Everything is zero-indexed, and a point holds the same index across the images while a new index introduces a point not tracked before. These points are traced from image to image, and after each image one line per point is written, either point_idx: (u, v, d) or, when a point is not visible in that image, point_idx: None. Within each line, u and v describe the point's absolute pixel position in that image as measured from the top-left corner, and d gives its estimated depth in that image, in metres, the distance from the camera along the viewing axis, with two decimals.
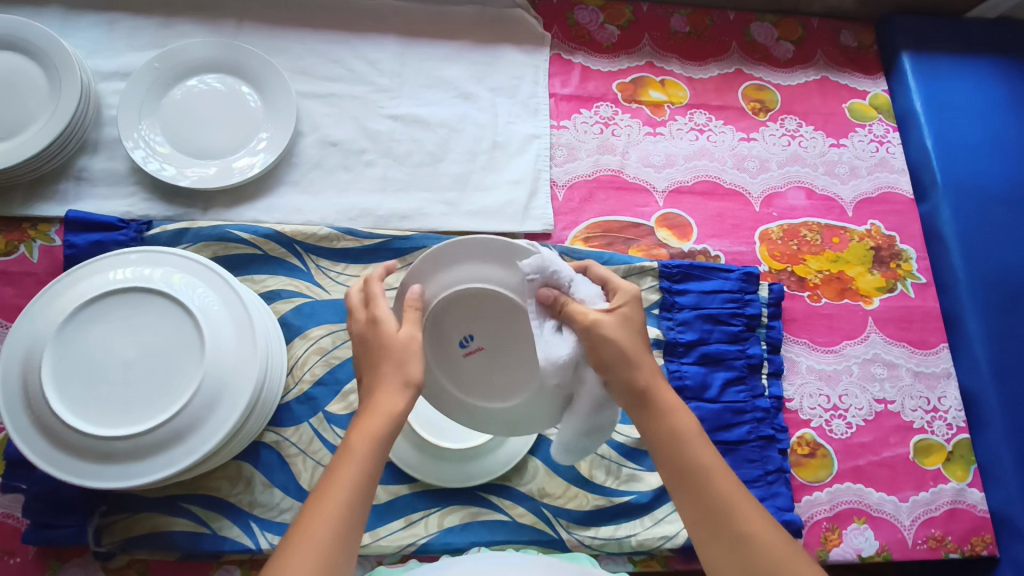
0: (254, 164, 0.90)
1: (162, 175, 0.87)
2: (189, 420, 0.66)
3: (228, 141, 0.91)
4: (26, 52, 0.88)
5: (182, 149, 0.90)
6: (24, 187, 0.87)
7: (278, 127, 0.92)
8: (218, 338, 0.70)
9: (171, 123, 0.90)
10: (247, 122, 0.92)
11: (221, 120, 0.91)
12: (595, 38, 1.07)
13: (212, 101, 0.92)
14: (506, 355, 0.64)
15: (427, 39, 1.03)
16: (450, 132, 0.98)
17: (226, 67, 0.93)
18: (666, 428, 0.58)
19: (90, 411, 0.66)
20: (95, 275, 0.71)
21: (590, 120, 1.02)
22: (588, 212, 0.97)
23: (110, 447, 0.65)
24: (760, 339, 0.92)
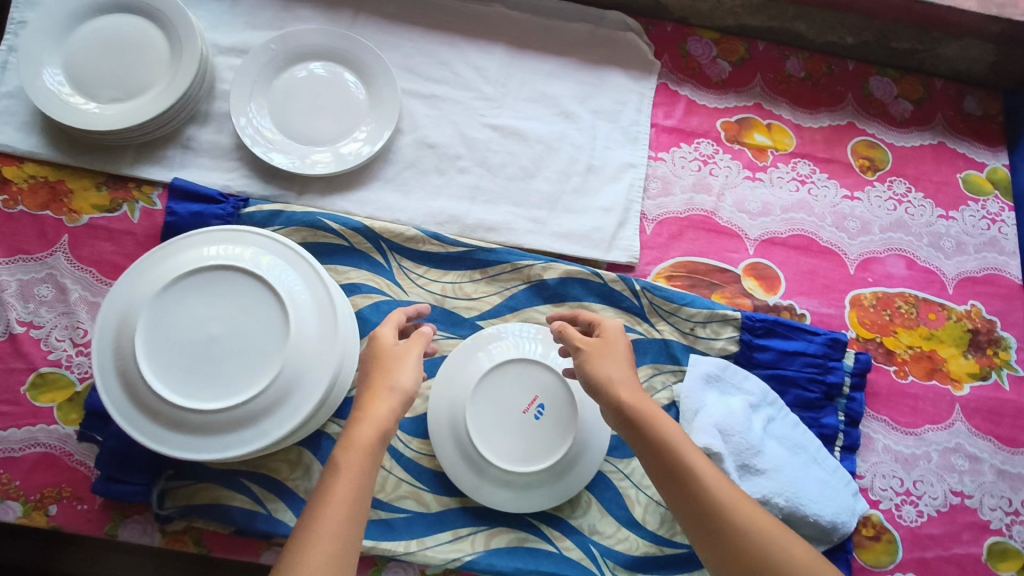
0: (349, 156, 0.91)
1: (266, 156, 0.89)
2: (253, 411, 0.67)
3: (331, 131, 0.92)
4: (152, 18, 0.90)
5: (287, 134, 0.91)
6: (135, 148, 0.90)
7: (380, 120, 0.93)
8: (301, 333, 0.70)
9: (280, 107, 0.92)
10: (351, 113, 0.93)
11: (326, 109, 0.93)
12: (705, 72, 1.04)
13: (321, 90, 0.93)
14: (512, 404, 0.79)
15: (536, 53, 1.02)
16: (547, 150, 0.97)
17: (336, 56, 0.95)
18: (673, 455, 0.64)
19: (172, 377, 0.67)
20: (203, 244, 0.73)
21: (689, 156, 0.99)
22: (675, 250, 0.94)
23: (180, 415, 0.66)
24: (838, 410, 0.87)
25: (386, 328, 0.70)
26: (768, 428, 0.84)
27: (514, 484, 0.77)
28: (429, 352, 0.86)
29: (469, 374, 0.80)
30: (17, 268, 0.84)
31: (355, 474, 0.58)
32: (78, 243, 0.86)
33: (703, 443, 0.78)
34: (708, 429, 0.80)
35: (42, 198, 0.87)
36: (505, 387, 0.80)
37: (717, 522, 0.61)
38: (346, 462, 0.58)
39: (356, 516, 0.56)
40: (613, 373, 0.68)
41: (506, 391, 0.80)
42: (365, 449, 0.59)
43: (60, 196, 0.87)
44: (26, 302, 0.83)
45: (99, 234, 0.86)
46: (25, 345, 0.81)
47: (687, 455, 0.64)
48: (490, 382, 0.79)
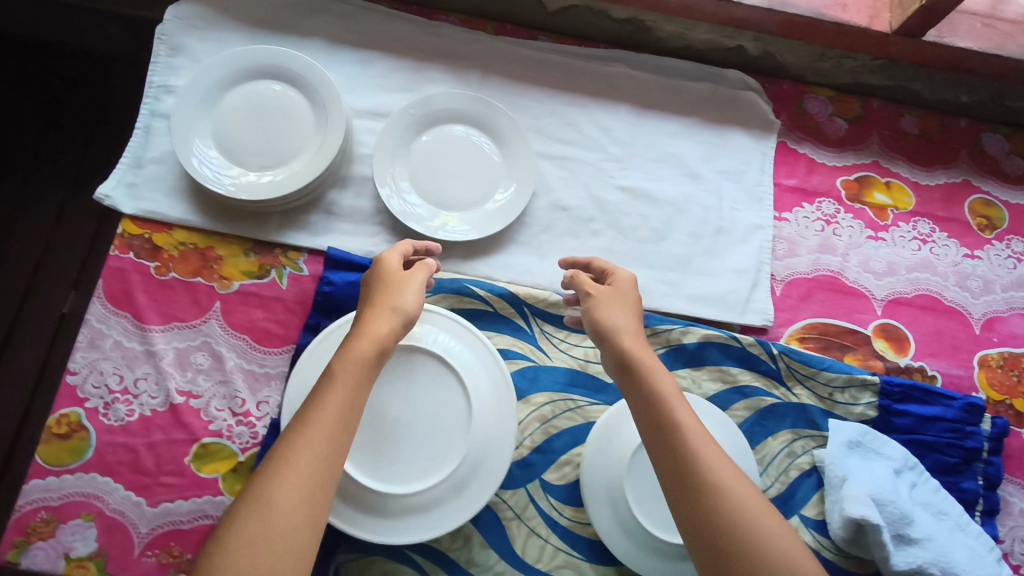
0: (491, 221, 0.91)
1: (412, 223, 0.89)
2: (426, 502, 0.68)
3: (470, 194, 0.93)
4: (299, 87, 0.93)
5: (427, 198, 0.92)
6: (279, 214, 0.91)
7: (517, 182, 0.94)
8: (480, 420, 0.72)
9: (419, 172, 0.93)
10: (488, 175, 0.94)
11: (464, 172, 0.94)
12: (823, 130, 1.06)
13: (458, 153, 0.94)
14: None
15: (659, 113, 1.03)
16: (676, 211, 0.98)
17: (469, 119, 0.96)
18: (660, 396, 0.64)
19: (354, 450, 0.69)
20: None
21: (812, 215, 1.01)
22: (806, 311, 0.96)
23: (371, 497, 0.67)
24: (977, 474, 0.89)
25: (393, 252, 0.73)
26: (912, 492, 0.85)
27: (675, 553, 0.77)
28: (576, 419, 0.87)
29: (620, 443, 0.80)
30: (173, 336, 0.85)
31: (341, 409, 0.56)
32: (231, 310, 0.87)
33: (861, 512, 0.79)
34: (859, 498, 0.81)
35: (193, 265, 0.88)
36: None
37: (686, 467, 0.59)
38: (333, 389, 0.57)
39: (337, 433, 0.55)
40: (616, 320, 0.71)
41: None
42: (355, 372, 0.59)
43: (210, 263, 0.89)
44: (184, 371, 0.84)
45: (249, 301, 0.87)
46: (187, 415, 0.82)
47: (675, 400, 0.63)
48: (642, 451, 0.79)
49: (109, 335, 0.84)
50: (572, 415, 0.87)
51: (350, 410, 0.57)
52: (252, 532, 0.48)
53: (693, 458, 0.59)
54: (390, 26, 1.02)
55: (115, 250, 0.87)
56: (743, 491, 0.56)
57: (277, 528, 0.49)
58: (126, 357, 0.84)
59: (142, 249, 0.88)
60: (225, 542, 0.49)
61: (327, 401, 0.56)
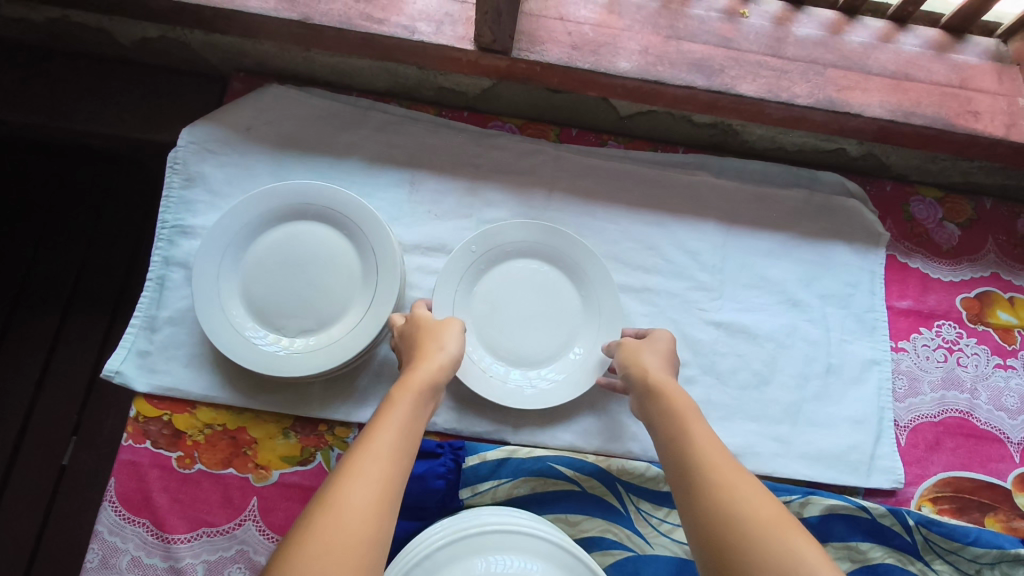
0: (572, 382, 0.77)
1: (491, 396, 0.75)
2: None
3: (548, 345, 0.79)
4: (342, 229, 0.79)
5: (500, 357, 0.78)
6: (321, 383, 0.76)
7: (599, 324, 0.80)
8: None
9: (485, 326, 0.79)
10: (565, 319, 0.80)
11: (537, 319, 0.80)
12: (933, 238, 0.93)
13: (527, 297, 0.81)
14: None
15: (750, 228, 0.90)
16: (779, 348, 0.85)
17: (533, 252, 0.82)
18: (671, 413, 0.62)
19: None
20: (482, 553, 0.61)
21: (931, 343, 0.88)
22: (936, 463, 0.82)
23: None
24: None
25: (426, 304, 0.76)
26: None
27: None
28: None
29: None
30: (201, 547, 0.70)
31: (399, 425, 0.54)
32: (270, 508, 0.72)
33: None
34: None
35: (223, 453, 0.74)
36: None
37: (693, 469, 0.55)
38: (390, 411, 0.56)
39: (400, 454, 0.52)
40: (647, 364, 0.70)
41: None
42: (411, 402, 0.58)
43: (243, 448, 0.74)
44: None
45: (292, 494, 0.73)
46: None
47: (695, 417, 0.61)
48: None
49: (124, 550, 0.69)
50: None
51: (407, 431, 0.55)
52: (320, 533, 0.44)
53: (702, 464, 0.55)
54: (438, 138, 0.88)
55: (127, 440, 0.73)
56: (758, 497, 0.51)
57: (347, 527, 0.45)
58: None
59: (160, 434, 0.73)
60: (288, 551, 0.44)
61: (385, 420, 0.55)
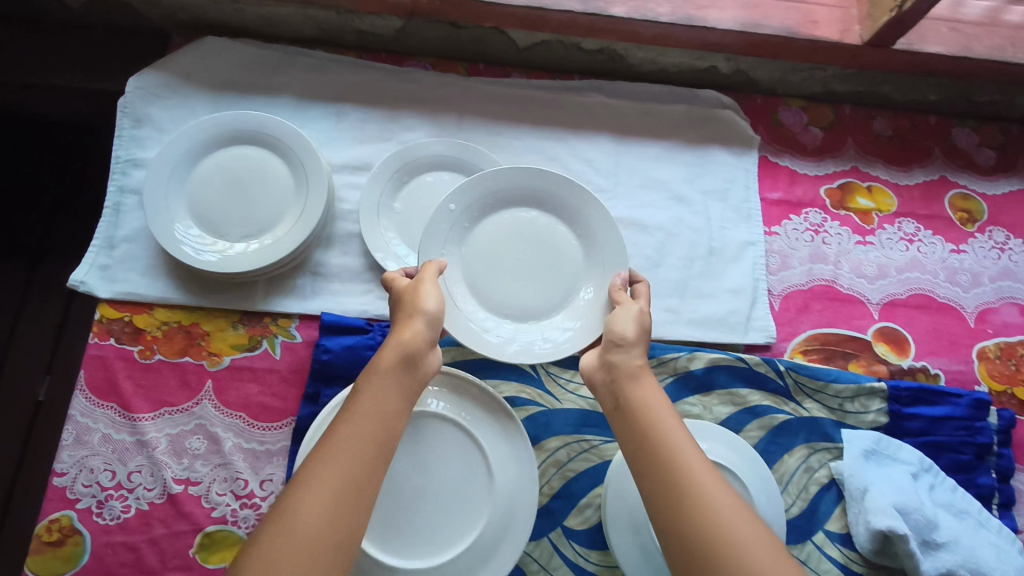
0: (573, 329, 0.81)
1: (483, 345, 0.78)
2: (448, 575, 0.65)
3: (542, 296, 0.83)
4: (274, 149, 0.89)
5: (491, 305, 0.82)
6: (266, 281, 0.88)
7: (600, 275, 0.83)
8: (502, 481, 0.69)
9: (487, 281, 0.82)
10: (561, 269, 0.84)
11: (534, 270, 0.84)
12: (799, 140, 1.07)
13: (522, 246, 0.84)
14: None
15: (639, 139, 1.03)
16: (667, 236, 0.97)
17: (524, 196, 0.85)
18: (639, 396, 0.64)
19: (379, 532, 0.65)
20: None
21: (800, 226, 1.01)
22: (805, 322, 0.96)
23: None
24: (990, 469, 0.90)
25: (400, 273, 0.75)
26: (931, 495, 0.86)
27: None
28: (593, 459, 0.85)
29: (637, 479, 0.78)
30: (164, 423, 0.81)
31: (364, 428, 0.56)
32: (223, 387, 0.83)
33: (886, 524, 0.80)
34: (887, 513, 0.81)
35: (179, 345, 0.84)
36: None
37: (657, 454, 0.58)
38: (355, 416, 0.56)
39: (370, 447, 0.55)
40: (622, 330, 0.71)
41: None
42: (380, 402, 0.58)
43: (197, 340, 0.85)
44: (180, 458, 0.79)
45: (242, 376, 0.84)
46: (187, 504, 0.78)
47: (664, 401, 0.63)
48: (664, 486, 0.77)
49: (95, 429, 0.79)
50: (588, 456, 0.85)
51: (373, 433, 0.56)
52: (277, 543, 0.48)
53: (679, 469, 0.56)
54: (359, 77, 1.00)
55: (93, 338, 0.83)
56: (721, 502, 0.54)
57: (305, 536, 0.48)
58: (116, 451, 0.79)
59: (123, 332, 0.84)
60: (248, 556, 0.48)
61: (348, 426, 0.56)
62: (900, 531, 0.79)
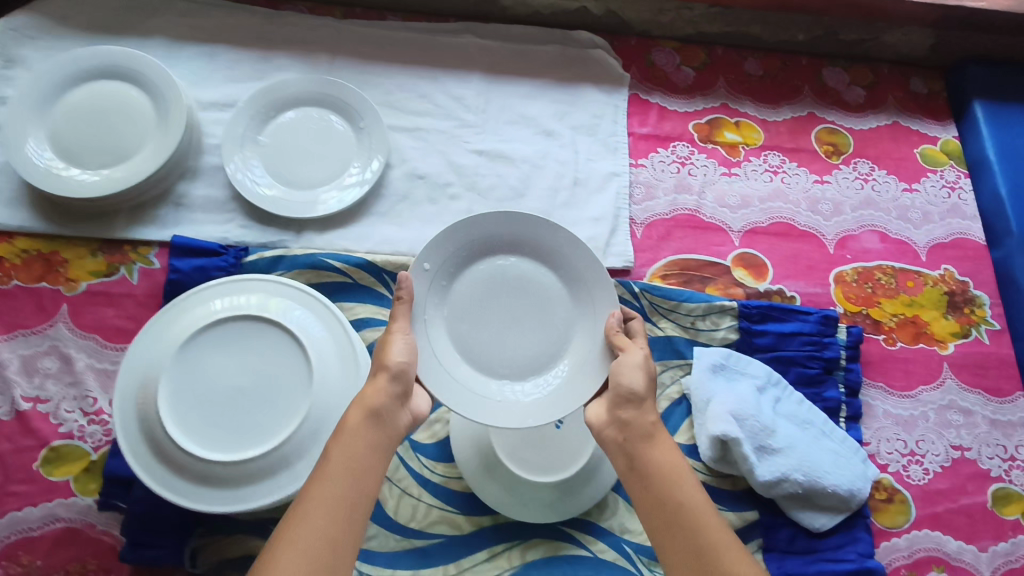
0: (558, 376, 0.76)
1: (479, 415, 0.71)
2: (263, 468, 0.69)
3: (539, 349, 0.77)
4: (137, 83, 0.91)
5: (485, 369, 0.76)
6: (128, 211, 0.90)
7: (595, 316, 0.78)
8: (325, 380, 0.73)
9: (468, 329, 0.77)
10: (553, 315, 0.78)
11: (523, 317, 0.78)
12: (671, 79, 1.09)
13: (510, 297, 0.78)
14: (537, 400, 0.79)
15: (510, 78, 1.05)
16: (533, 168, 1.00)
17: (500, 240, 0.79)
18: (648, 445, 0.66)
19: (190, 424, 0.69)
20: (228, 297, 0.75)
21: (667, 159, 1.04)
22: (666, 249, 0.99)
23: (210, 469, 0.68)
24: (838, 383, 0.93)
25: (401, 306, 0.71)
26: (777, 407, 0.89)
27: (547, 497, 0.79)
28: None
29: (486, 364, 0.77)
30: (18, 344, 0.83)
31: (337, 488, 0.59)
32: (80, 311, 0.85)
33: (720, 429, 0.83)
34: (725, 420, 0.84)
35: (37, 271, 0.87)
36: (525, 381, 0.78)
37: (665, 501, 0.62)
38: (329, 476, 0.59)
39: (342, 508, 0.58)
40: (632, 382, 0.69)
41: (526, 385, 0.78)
42: (355, 458, 0.61)
43: (56, 267, 0.87)
44: (31, 378, 0.82)
45: (99, 300, 0.86)
46: (35, 421, 0.80)
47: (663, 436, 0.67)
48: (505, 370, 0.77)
49: None
50: None
51: (348, 492, 0.59)
52: None
53: (688, 527, 0.60)
54: (233, 20, 1.03)
55: None
56: (720, 539, 0.59)
57: None
58: None
59: None
60: None
61: (320, 488, 0.59)
62: (733, 435, 0.82)
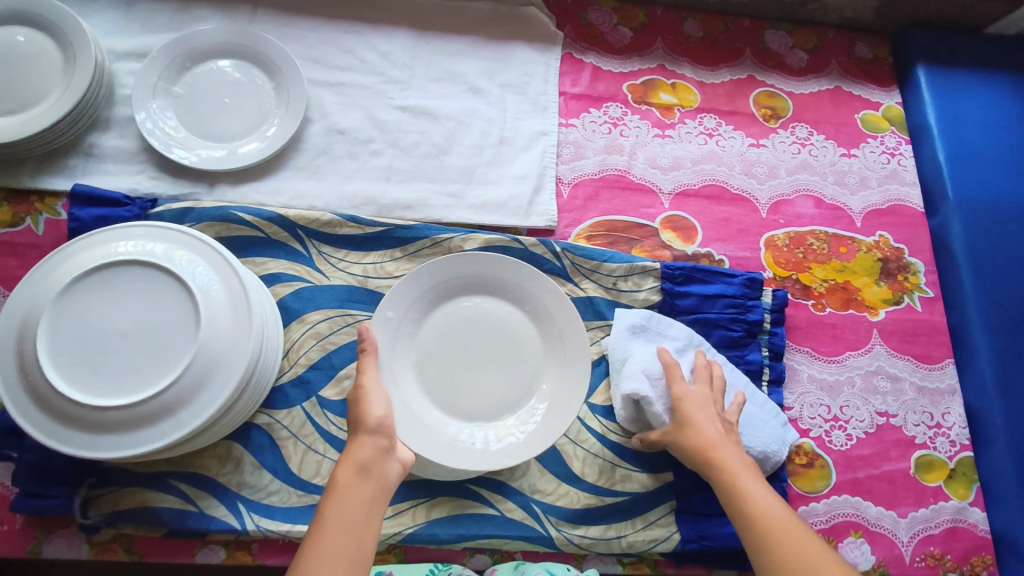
0: (527, 421, 0.79)
1: (444, 455, 0.74)
2: (147, 413, 0.67)
3: (506, 388, 0.81)
4: (42, 28, 0.88)
5: (449, 406, 0.79)
6: (35, 160, 0.88)
7: (559, 356, 0.82)
8: (214, 323, 0.70)
9: (431, 370, 0.80)
10: (517, 359, 0.82)
11: (486, 359, 0.82)
12: (607, 39, 1.07)
13: (471, 335, 0.82)
14: (455, 399, 0.80)
15: (440, 34, 1.03)
16: (458, 126, 0.98)
17: (462, 283, 0.83)
18: (699, 440, 0.73)
19: (71, 370, 0.67)
20: (116, 241, 0.73)
21: (599, 120, 1.02)
22: (592, 211, 0.97)
23: (90, 416, 0.66)
24: (761, 346, 0.91)
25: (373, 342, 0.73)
26: None
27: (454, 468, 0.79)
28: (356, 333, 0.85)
29: (413, 375, 0.80)
30: None
31: (336, 532, 0.58)
32: None
33: (632, 387, 0.79)
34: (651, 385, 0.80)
35: None
36: (450, 381, 0.80)
37: (713, 470, 0.70)
38: (336, 509, 0.59)
39: (351, 549, 0.57)
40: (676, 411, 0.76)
41: (449, 386, 0.80)
42: (354, 501, 0.60)
43: None
44: None
45: (2, 250, 0.84)
46: None
47: (714, 432, 0.73)
48: (429, 380, 0.80)
49: None
50: (351, 330, 0.85)
51: (353, 532, 0.58)
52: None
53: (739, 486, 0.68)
54: None
55: None
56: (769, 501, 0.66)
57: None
58: None
59: None
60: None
61: (326, 526, 0.58)
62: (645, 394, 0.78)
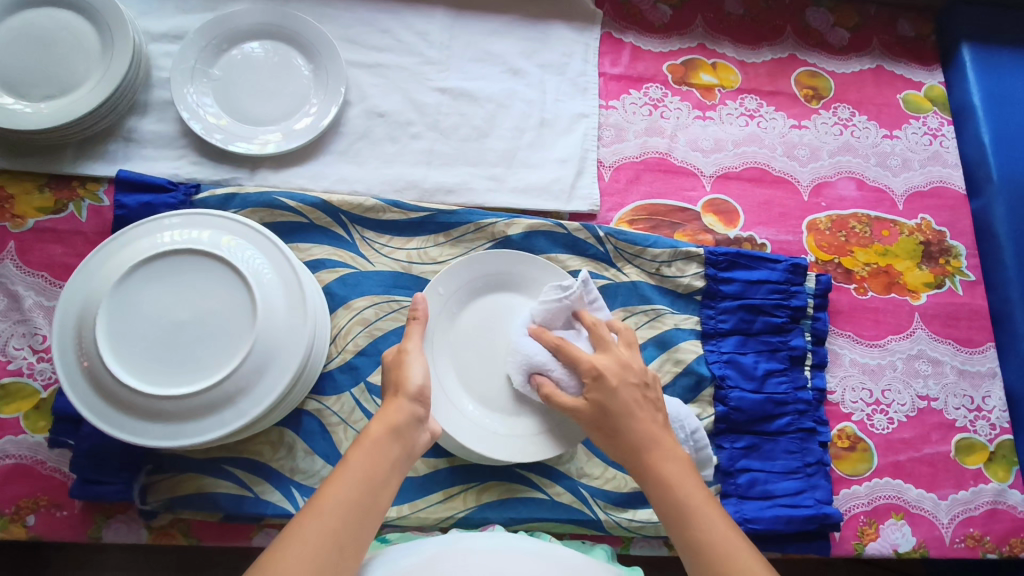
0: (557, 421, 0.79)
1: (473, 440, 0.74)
2: (205, 403, 0.67)
3: None
4: (76, 9, 0.86)
5: (482, 396, 0.79)
6: (75, 145, 0.87)
7: None
8: (269, 313, 0.70)
9: (469, 356, 0.80)
10: None
11: None
12: (646, 17, 1.05)
13: (512, 328, 0.82)
14: (489, 387, 0.79)
15: (477, 13, 1.01)
16: (498, 108, 0.97)
17: (510, 276, 0.83)
18: (637, 432, 0.66)
19: (130, 360, 0.67)
20: (168, 229, 0.72)
21: (638, 101, 1.00)
22: (634, 194, 0.96)
23: (150, 405, 0.66)
24: (804, 331, 0.91)
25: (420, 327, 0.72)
26: None
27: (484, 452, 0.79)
28: (401, 320, 0.85)
29: (450, 357, 0.80)
30: None
31: (351, 487, 0.56)
32: (26, 248, 0.83)
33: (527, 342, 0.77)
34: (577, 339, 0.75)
35: None
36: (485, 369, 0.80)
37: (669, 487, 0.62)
38: (351, 470, 0.58)
39: (358, 510, 0.55)
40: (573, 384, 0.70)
41: (487, 374, 0.80)
42: (373, 458, 0.59)
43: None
44: None
45: (46, 237, 0.84)
46: None
47: (665, 434, 0.66)
48: (467, 364, 0.80)
49: None
50: (397, 316, 0.85)
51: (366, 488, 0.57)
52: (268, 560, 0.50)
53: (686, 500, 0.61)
54: None
55: None
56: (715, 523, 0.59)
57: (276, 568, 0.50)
58: None
59: None
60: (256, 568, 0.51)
61: (338, 484, 0.56)
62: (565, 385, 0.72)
